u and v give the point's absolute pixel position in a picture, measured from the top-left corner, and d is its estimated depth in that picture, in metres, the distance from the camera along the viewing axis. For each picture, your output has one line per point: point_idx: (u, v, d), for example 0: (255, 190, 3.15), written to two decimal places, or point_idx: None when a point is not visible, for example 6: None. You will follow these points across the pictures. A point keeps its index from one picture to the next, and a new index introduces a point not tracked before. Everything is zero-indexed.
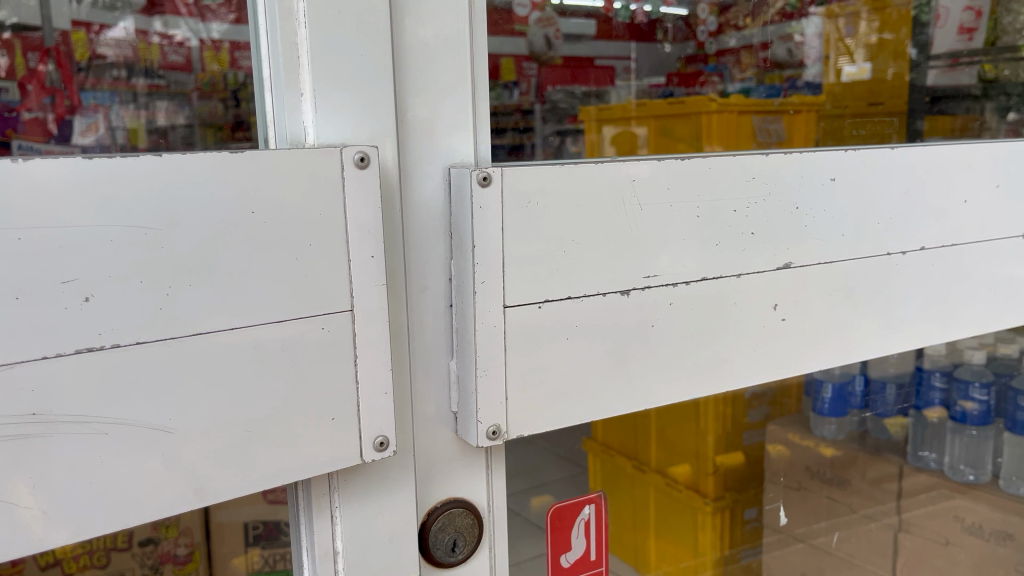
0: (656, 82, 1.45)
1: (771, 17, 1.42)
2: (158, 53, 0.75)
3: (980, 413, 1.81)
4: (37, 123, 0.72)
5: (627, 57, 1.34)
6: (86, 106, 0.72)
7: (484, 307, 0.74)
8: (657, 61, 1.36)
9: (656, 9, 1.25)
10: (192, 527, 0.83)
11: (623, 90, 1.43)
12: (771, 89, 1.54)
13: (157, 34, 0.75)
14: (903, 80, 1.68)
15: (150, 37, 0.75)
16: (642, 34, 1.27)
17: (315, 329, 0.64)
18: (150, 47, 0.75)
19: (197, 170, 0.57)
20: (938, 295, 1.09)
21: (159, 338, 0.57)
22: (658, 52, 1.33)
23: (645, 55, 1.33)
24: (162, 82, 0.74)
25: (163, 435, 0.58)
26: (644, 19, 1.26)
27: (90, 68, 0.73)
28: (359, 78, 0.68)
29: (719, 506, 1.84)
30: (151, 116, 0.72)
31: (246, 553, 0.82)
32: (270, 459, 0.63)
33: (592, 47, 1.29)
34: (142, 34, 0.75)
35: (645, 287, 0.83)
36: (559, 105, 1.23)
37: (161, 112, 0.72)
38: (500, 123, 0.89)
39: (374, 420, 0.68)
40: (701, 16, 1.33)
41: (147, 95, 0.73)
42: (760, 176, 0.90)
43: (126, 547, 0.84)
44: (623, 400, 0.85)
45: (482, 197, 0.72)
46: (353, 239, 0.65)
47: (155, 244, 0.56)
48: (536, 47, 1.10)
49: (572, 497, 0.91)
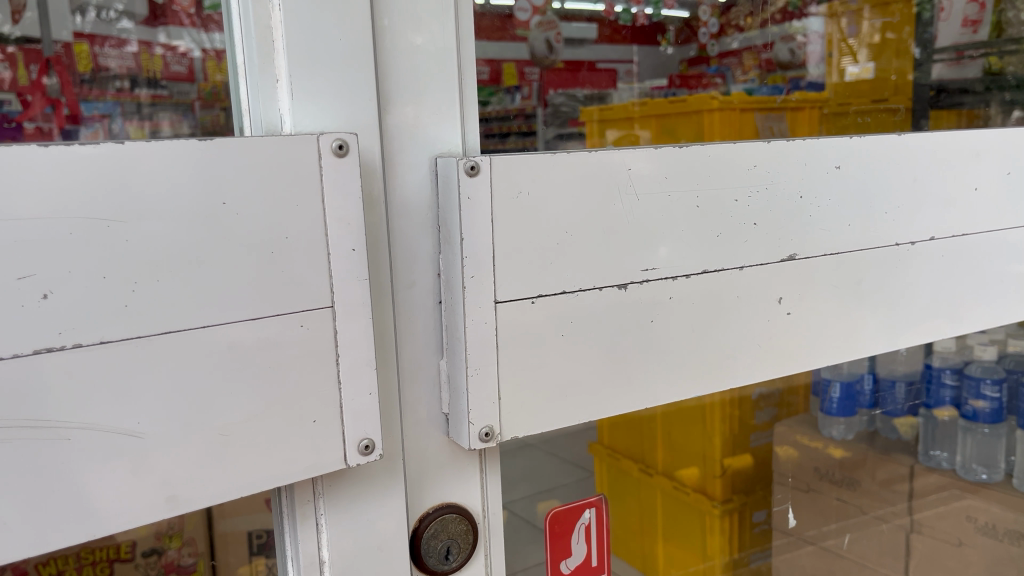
0: (657, 85, 1.37)
1: (772, 16, 1.40)
2: (162, 64, 0.74)
3: (992, 411, 1.74)
4: (41, 135, 0.73)
5: (631, 60, 1.26)
6: (87, 117, 0.72)
7: (475, 303, 0.70)
8: (658, 63, 1.33)
9: (658, 13, 1.24)
10: (196, 537, 0.80)
11: (626, 93, 1.28)
12: (775, 89, 1.48)
13: (161, 45, 0.73)
14: (907, 80, 1.61)
15: (153, 47, 0.74)
16: (643, 35, 1.23)
17: (292, 326, 0.61)
18: (153, 58, 0.74)
19: (165, 158, 0.54)
20: (949, 288, 1.05)
21: (125, 336, 0.54)
22: (659, 54, 1.31)
23: (647, 56, 1.28)
24: (166, 92, 0.75)
25: (132, 441, 0.55)
26: (646, 20, 1.23)
27: (93, 80, 0.72)
28: (335, 62, 0.65)
29: (727, 509, 1.78)
30: (154, 127, 0.75)
31: (251, 564, 0.78)
32: (248, 466, 0.60)
33: (592, 51, 1.17)
34: (146, 45, 0.73)
35: (643, 281, 0.80)
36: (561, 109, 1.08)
37: (164, 124, 0.75)
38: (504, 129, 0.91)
39: (358, 422, 0.65)
40: (704, 18, 1.33)
41: (150, 105, 0.74)
42: (762, 165, 0.86)
43: (129, 557, 0.81)
44: (622, 400, 0.81)
45: (470, 187, 0.69)
46: (332, 231, 0.62)
47: (117, 237, 0.53)
48: (539, 52, 1.05)
49: (572, 500, 0.88)
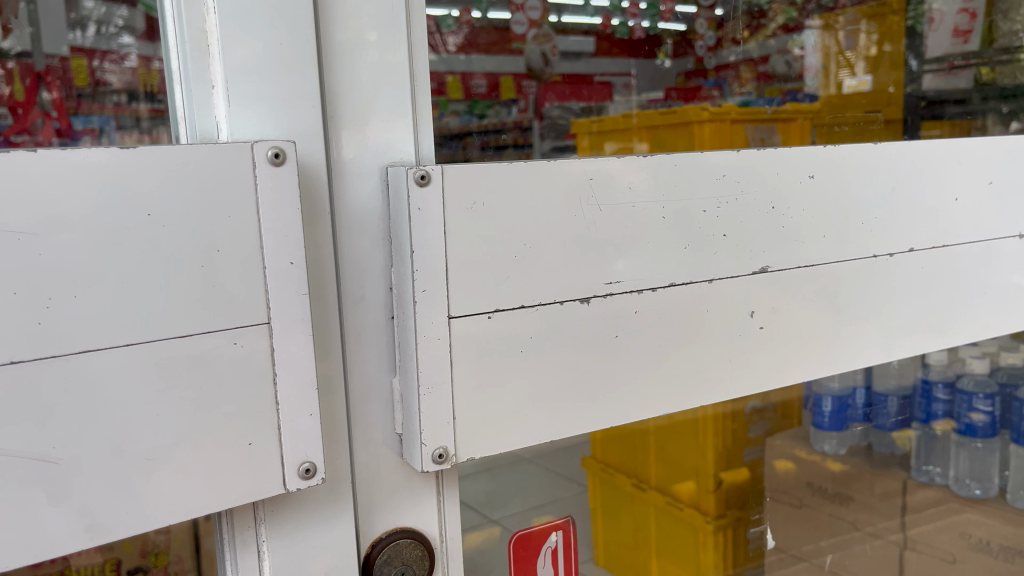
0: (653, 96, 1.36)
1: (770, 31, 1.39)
2: (158, 78, 0.65)
3: (987, 425, 1.69)
4: (36, 145, 0.78)
5: (627, 73, 1.35)
6: (78, 129, 0.79)
7: (426, 319, 0.67)
8: (656, 76, 1.37)
9: (653, 26, 1.31)
10: (182, 555, 0.71)
11: (621, 105, 1.35)
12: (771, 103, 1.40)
13: (159, 59, 0.65)
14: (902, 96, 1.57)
15: (152, 63, 0.66)
16: (640, 49, 1.32)
17: (226, 344, 0.58)
18: (151, 72, 0.66)
19: (82, 168, 0.51)
20: (932, 299, 1.02)
21: (37, 357, 0.51)
22: (656, 67, 1.35)
23: (644, 70, 1.35)
24: (164, 107, 0.65)
25: (47, 467, 0.52)
26: (642, 33, 1.32)
27: (90, 95, 0.79)
28: (276, 67, 0.62)
29: (721, 525, 1.72)
30: (155, 140, 0.67)
31: None
32: (177, 491, 0.57)
33: (591, 63, 1.35)
34: (146, 61, 0.67)
35: (607, 294, 0.77)
36: (558, 120, 1.31)
37: (164, 137, 0.65)
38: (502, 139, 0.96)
39: (298, 445, 0.62)
40: (700, 31, 1.28)
41: (149, 120, 0.68)
42: (732, 174, 0.83)
43: None
44: (586, 418, 0.78)
45: (420, 197, 0.65)
46: (268, 244, 0.59)
47: (28, 251, 0.50)
48: (534, 66, 1.30)
49: (539, 523, 0.84)
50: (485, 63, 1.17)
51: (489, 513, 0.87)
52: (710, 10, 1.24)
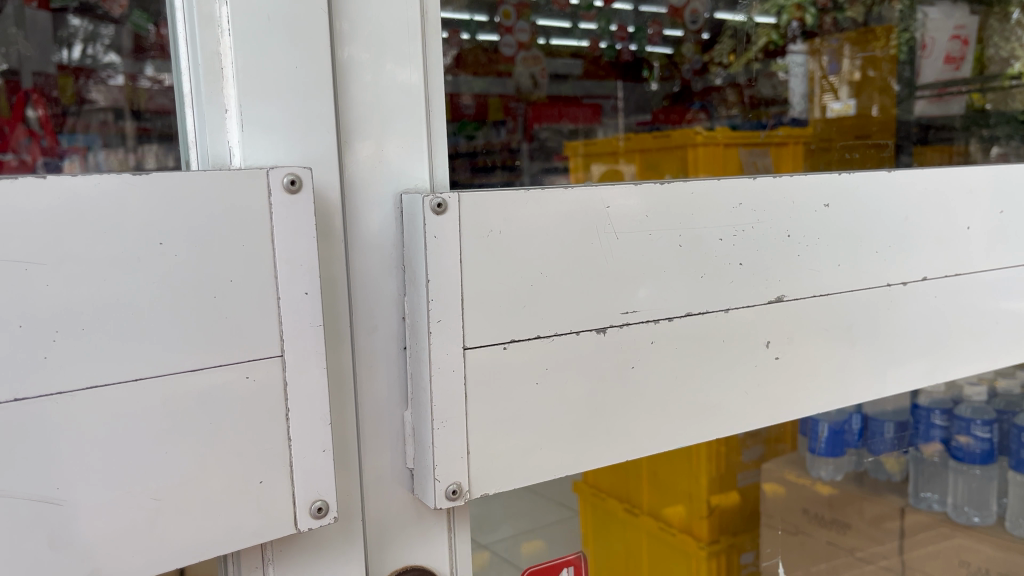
0: (643, 120, 1.26)
1: (754, 56, 1.29)
2: (146, 96, 0.62)
3: (981, 452, 1.66)
4: (18, 168, 0.62)
5: (614, 94, 1.22)
6: (65, 148, 0.63)
7: (441, 349, 0.65)
8: (642, 99, 1.26)
9: (642, 48, 1.22)
10: None
11: (611, 128, 1.23)
12: (756, 126, 1.29)
13: (147, 78, 0.62)
14: (891, 118, 1.35)
15: (139, 81, 0.63)
16: (631, 70, 1.21)
17: (238, 378, 0.56)
18: (139, 91, 0.63)
19: (93, 195, 0.49)
20: (940, 329, 1.01)
21: (41, 393, 0.49)
22: (643, 89, 1.25)
23: (631, 93, 1.23)
24: (150, 126, 0.62)
25: (50, 509, 0.49)
26: (629, 57, 1.21)
27: (79, 112, 0.64)
28: (289, 94, 0.61)
29: (714, 551, 1.57)
30: (138, 161, 0.62)
31: None
32: (185, 533, 0.54)
33: (580, 85, 1.17)
34: (132, 79, 0.63)
35: (623, 324, 0.75)
36: (547, 143, 1.05)
37: (150, 157, 0.62)
38: (508, 161, 0.89)
39: (310, 483, 0.59)
40: (687, 56, 1.25)
41: (135, 138, 0.62)
42: (748, 203, 0.82)
43: None
44: (603, 452, 0.76)
45: (436, 225, 0.63)
46: (282, 274, 0.57)
47: (35, 282, 0.48)
48: (522, 87, 1.06)
49: (551, 559, 0.81)
50: (473, 82, 0.92)
51: (480, 538, 0.76)
52: (697, 34, 1.25)
